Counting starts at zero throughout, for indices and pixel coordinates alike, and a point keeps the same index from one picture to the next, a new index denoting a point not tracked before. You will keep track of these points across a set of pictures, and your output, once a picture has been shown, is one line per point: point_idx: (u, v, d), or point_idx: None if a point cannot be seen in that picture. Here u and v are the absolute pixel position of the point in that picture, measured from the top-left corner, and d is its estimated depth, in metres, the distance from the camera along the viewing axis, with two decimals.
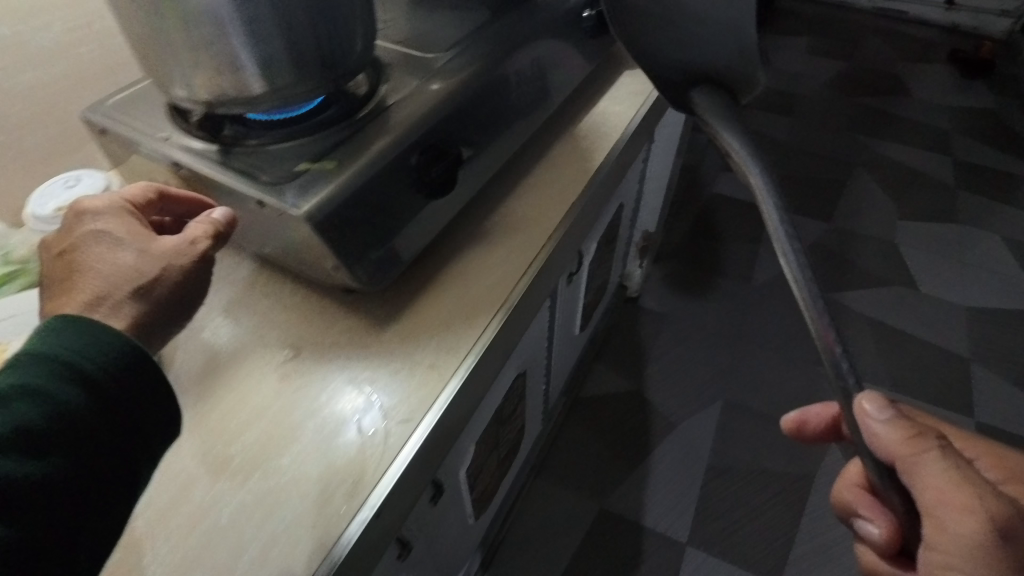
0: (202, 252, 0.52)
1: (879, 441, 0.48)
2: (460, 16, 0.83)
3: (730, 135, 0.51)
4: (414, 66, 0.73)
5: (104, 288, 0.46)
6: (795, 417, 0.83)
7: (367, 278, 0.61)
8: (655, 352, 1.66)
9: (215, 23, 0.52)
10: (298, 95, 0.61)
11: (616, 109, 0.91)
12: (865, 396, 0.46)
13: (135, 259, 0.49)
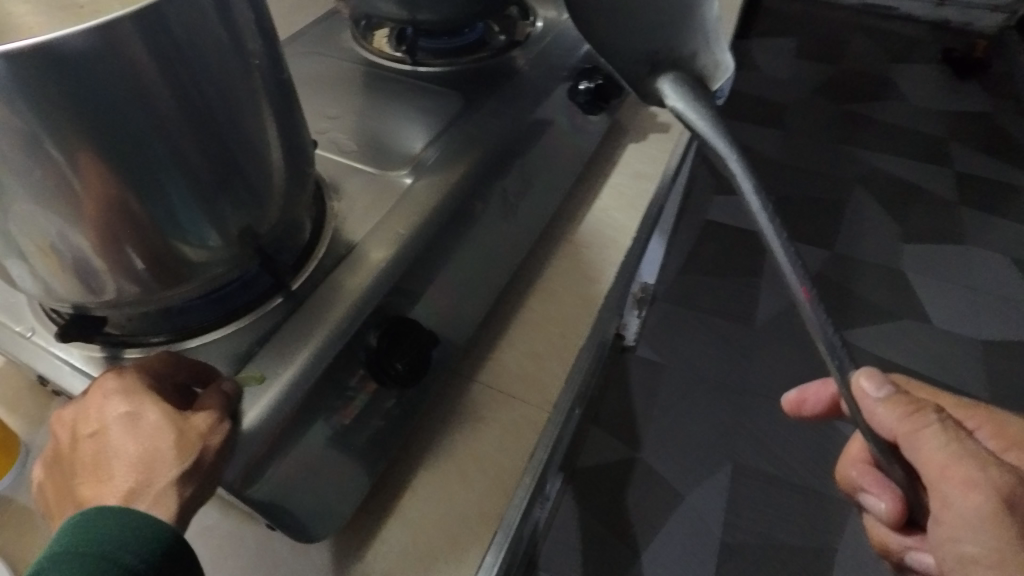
0: (222, 444, 0.38)
1: (878, 422, 0.43)
2: (423, 108, 0.66)
3: (688, 101, 0.46)
4: (370, 193, 0.57)
5: (144, 470, 0.37)
6: (793, 396, 0.65)
7: (311, 525, 0.47)
8: (655, 411, 1.52)
9: (65, 212, 0.35)
10: (212, 271, 0.44)
11: (623, 201, 0.75)
12: (859, 373, 0.42)
13: (169, 450, 0.37)
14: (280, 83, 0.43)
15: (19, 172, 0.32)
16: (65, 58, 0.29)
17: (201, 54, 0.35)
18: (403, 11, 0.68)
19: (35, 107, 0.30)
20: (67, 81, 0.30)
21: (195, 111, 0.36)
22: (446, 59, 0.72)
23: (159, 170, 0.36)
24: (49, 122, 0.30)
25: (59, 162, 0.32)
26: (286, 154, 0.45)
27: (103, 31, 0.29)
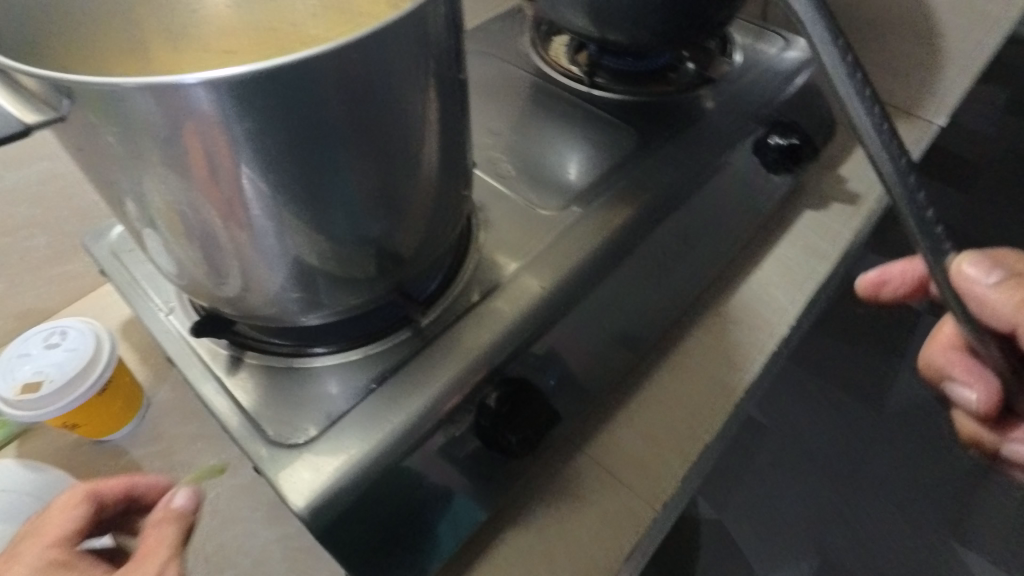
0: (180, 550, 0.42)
1: (990, 310, 0.39)
2: (592, 141, 0.61)
3: None
4: (518, 231, 0.53)
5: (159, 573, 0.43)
6: (870, 276, 0.53)
7: None
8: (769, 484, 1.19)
9: (230, 232, 0.33)
10: (346, 302, 0.42)
11: (787, 278, 0.67)
12: (962, 257, 0.38)
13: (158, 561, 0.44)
14: (465, 114, 0.40)
15: (199, 191, 0.30)
16: (276, 86, 0.27)
17: (405, 88, 0.32)
18: (594, 30, 0.63)
19: (235, 133, 0.28)
20: (271, 110, 0.28)
21: (382, 144, 0.33)
22: (627, 87, 0.66)
23: (332, 199, 0.33)
24: (245, 149, 0.29)
25: (242, 186, 0.30)
26: (444, 182, 0.41)
27: (318, 62, 0.27)
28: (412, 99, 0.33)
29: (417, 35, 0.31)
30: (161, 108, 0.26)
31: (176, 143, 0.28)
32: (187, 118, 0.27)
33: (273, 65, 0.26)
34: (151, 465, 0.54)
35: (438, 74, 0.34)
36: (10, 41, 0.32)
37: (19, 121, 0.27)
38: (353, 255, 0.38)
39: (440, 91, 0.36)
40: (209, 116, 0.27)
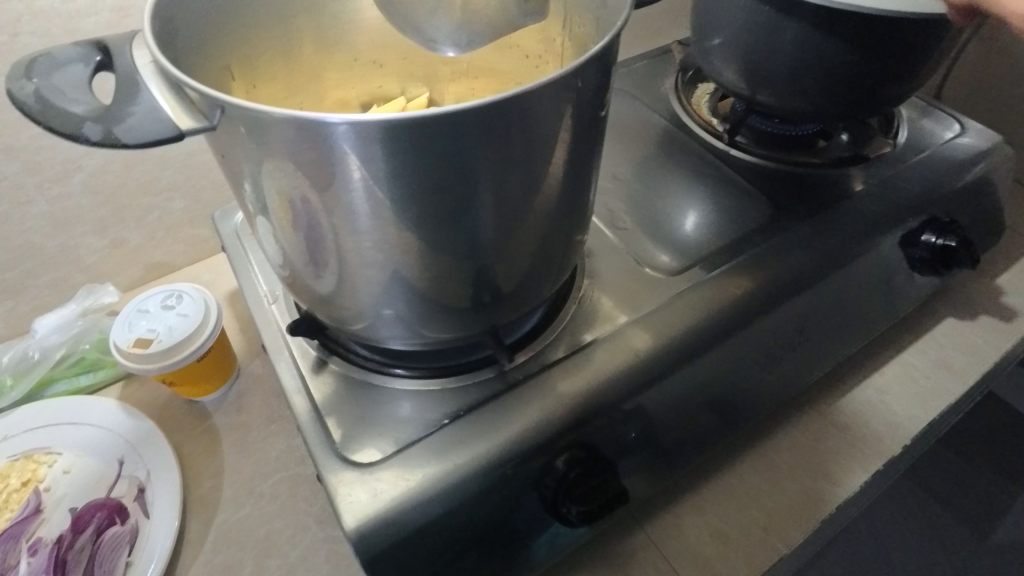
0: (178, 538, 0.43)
1: None
2: (718, 206, 0.57)
3: None
4: (619, 288, 0.51)
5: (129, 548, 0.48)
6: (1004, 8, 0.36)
7: None
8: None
9: (346, 248, 0.34)
10: (434, 332, 0.42)
11: (909, 390, 0.60)
12: None
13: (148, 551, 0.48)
14: (591, 169, 0.39)
15: (326, 208, 0.31)
16: (420, 131, 0.27)
17: (538, 142, 0.31)
18: (744, 88, 0.59)
19: (371, 167, 0.28)
20: (410, 152, 0.28)
21: (505, 193, 0.33)
22: (768, 152, 0.62)
23: (445, 235, 0.34)
24: (376, 181, 0.29)
25: (366, 210, 0.31)
26: (555, 231, 0.40)
27: (464, 115, 0.27)
28: (543, 156, 0.33)
29: (560, 95, 0.30)
30: (310, 135, 0.27)
31: (316, 165, 0.29)
32: (331, 146, 0.27)
33: (421, 113, 0.26)
34: (230, 434, 0.56)
35: (571, 131, 0.33)
36: (187, 42, 0.35)
37: (173, 124, 0.27)
38: (453, 288, 0.38)
39: (570, 147, 0.35)
40: (351, 149, 0.27)
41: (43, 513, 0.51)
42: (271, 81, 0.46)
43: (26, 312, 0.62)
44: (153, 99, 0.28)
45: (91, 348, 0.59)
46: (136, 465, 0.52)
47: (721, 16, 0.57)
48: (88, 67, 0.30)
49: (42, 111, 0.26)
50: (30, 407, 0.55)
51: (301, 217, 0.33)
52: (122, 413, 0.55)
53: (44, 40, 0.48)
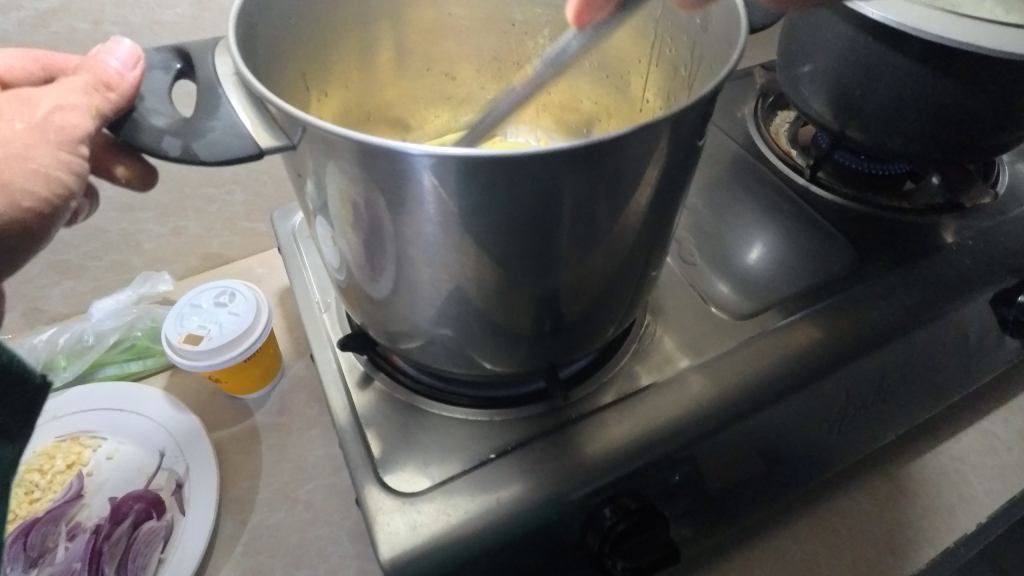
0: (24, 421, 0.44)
1: None
2: (795, 247, 0.54)
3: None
4: (683, 327, 0.48)
5: (158, 546, 0.48)
6: None
7: None
8: None
9: (410, 271, 0.33)
10: (491, 361, 0.40)
11: (989, 463, 0.55)
12: None
13: (176, 553, 0.47)
14: (675, 208, 0.36)
15: (397, 232, 0.30)
16: (506, 166, 0.25)
17: (629, 181, 0.29)
18: (833, 121, 0.55)
19: (451, 196, 0.27)
20: (494, 186, 0.26)
21: (585, 231, 0.31)
22: (852, 193, 0.58)
23: (515, 266, 0.32)
24: (453, 210, 0.28)
25: (436, 237, 0.30)
26: (630, 268, 0.37)
27: (554, 154, 0.25)
28: (629, 197, 0.30)
29: (661, 134, 0.27)
30: (390, 162, 0.26)
31: (393, 190, 0.27)
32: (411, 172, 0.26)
33: (511, 149, 0.24)
34: (270, 435, 0.56)
35: (664, 170, 0.31)
36: (265, 45, 0.33)
37: (253, 141, 0.27)
38: (515, 318, 0.37)
39: (659, 187, 0.32)
40: (432, 179, 0.26)
41: (84, 497, 0.51)
42: (344, 86, 0.45)
43: (85, 292, 0.63)
44: (233, 113, 0.27)
45: (144, 334, 0.59)
46: (177, 458, 0.52)
47: (816, 43, 0.53)
48: (168, 74, 0.29)
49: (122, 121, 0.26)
50: (81, 388, 0.56)
51: (369, 238, 0.32)
52: (167, 404, 0.55)
53: (124, 30, 0.48)
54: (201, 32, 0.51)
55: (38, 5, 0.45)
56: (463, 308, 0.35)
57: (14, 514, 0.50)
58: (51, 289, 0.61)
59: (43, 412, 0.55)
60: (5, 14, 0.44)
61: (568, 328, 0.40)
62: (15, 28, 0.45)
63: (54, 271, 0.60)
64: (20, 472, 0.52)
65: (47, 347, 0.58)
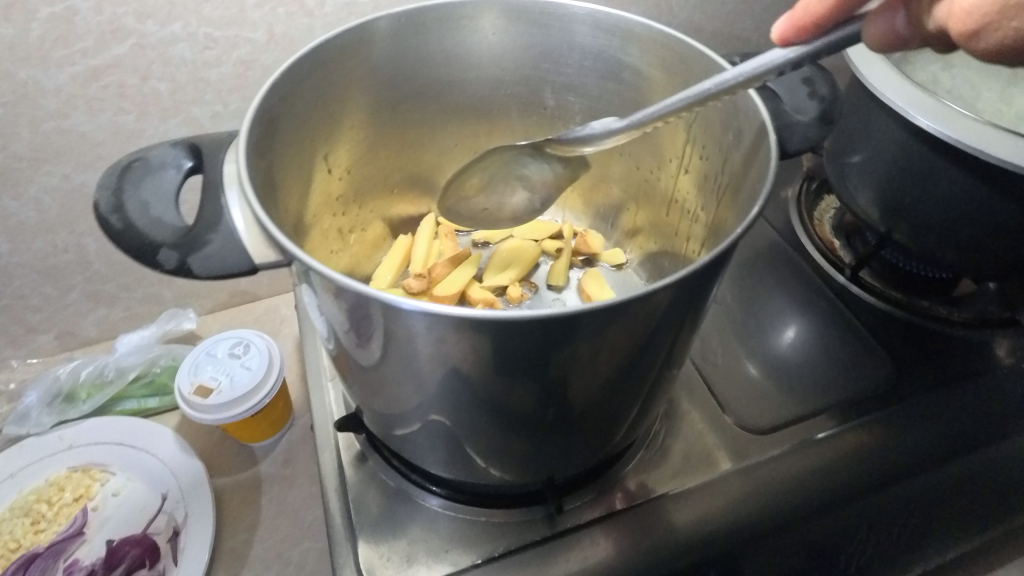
0: None
1: None
2: (826, 353, 0.51)
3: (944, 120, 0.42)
4: (694, 433, 0.46)
5: None
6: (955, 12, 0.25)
7: None
8: None
9: (406, 378, 0.33)
10: (485, 463, 0.39)
11: None
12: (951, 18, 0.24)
13: None
14: (688, 336, 0.35)
15: (391, 348, 0.30)
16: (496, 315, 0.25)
17: (628, 326, 0.28)
18: (880, 222, 0.52)
19: (441, 332, 0.27)
20: (484, 328, 0.26)
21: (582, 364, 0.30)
22: (900, 296, 0.54)
23: (510, 385, 0.31)
24: (445, 342, 0.27)
25: (430, 357, 0.29)
26: (634, 389, 0.36)
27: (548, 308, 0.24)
28: (634, 330, 0.29)
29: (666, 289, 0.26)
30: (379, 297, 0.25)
31: (386, 319, 0.27)
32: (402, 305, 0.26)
33: (503, 306, 0.24)
34: (272, 487, 0.56)
35: (672, 312, 0.29)
36: (287, 135, 0.35)
37: (250, 256, 0.26)
38: (512, 426, 0.36)
39: (667, 324, 0.31)
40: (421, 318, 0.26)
41: (87, 533, 0.52)
42: (368, 161, 0.44)
43: (116, 320, 0.65)
44: (233, 224, 0.27)
45: (164, 371, 0.60)
46: (179, 504, 0.53)
47: (867, 137, 0.50)
48: (179, 175, 0.29)
49: (122, 232, 0.26)
50: (99, 420, 0.57)
51: (363, 346, 0.32)
52: (177, 447, 0.56)
53: (171, 85, 0.49)
54: (244, 88, 0.52)
55: (90, 61, 0.46)
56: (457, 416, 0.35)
57: (19, 543, 0.51)
58: (84, 316, 0.63)
59: (60, 441, 0.56)
60: (60, 68, 0.46)
61: (569, 440, 0.38)
62: (68, 81, 0.46)
63: (89, 300, 0.62)
64: (30, 502, 0.53)
65: (70, 379, 0.60)
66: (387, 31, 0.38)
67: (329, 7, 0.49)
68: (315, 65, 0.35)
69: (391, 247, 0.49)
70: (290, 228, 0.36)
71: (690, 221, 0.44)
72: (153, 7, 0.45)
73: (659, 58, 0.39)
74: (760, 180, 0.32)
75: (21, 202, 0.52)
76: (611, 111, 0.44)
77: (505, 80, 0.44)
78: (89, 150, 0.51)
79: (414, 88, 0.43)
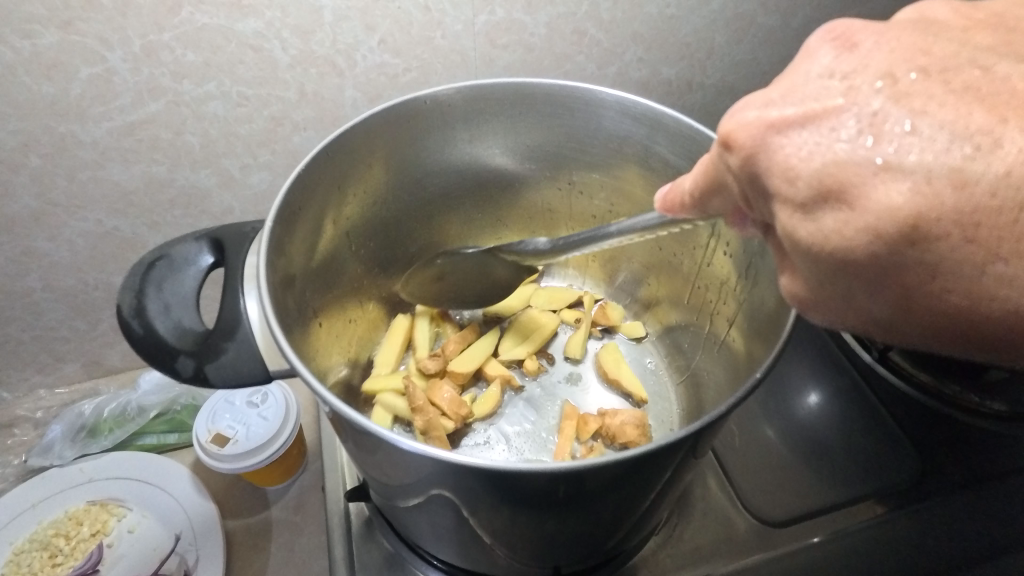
0: None
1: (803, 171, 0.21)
2: (847, 438, 0.49)
3: None
4: (701, 524, 0.46)
5: None
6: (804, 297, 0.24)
7: None
8: None
9: (413, 476, 0.34)
10: (487, 552, 0.40)
11: None
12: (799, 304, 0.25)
13: None
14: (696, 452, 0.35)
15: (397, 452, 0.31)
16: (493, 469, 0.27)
17: (625, 466, 0.29)
18: None
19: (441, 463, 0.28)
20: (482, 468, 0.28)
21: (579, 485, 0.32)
22: (929, 380, 0.51)
23: (512, 493, 0.32)
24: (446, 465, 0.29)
25: (432, 468, 0.31)
26: (638, 497, 0.37)
27: (554, 467, 0.27)
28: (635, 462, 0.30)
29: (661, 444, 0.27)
30: (385, 437, 0.27)
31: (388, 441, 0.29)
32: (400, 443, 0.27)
33: (502, 467, 0.26)
34: (281, 533, 0.56)
35: (672, 453, 0.31)
36: (308, 220, 0.35)
37: (263, 366, 0.27)
38: (519, 522, 0.36)
39: (666, 457, 0.32)
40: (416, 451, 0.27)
41: (101, 571, 0.53)
42: (389, 232, 0.45)
43: (141, 351, 0.66)
44: (250, 333, 0.28)
45: (185, 408, 0.61)
46: (190, 546, 0.53)
47: None
48: (201, 274, 0.29)
49: (142, 338, 0.27)
50: (119, 455, 0.58)
51: (373, 448, 0.33)
52: (192, 487, 0.56)
53: (203, 139, 0.51)
54: (273, 142, 0.52)
55: (127, 117, 0.48)
56: (462, 510, 0.37)
57: None
58: (111, 347, 0.64)
59: (80, 474, 0.57)
60: (97, 123, 0.47)
61: (573, 538, 0.38)
62: (104, 134, 0.48)
63: (116, 333, 0.63)
64: (49, 536, 0.54)
65: (94, 413, 0.61)
66: (410, 117, 0.38)
67: (360, 67, 0.49)
68: (339, 149, 0.36)
69: (392, 327, 0.47)
70: (306, 308, 0.36)
71: (713, 306, 0.44)
72: (189, 68, 0.46)
73: (687, 148, 0.38)
74: (788, 309, 0.33)
75: (55, 243, 0.54)
76: (636, 191, 0.44)
77: (528, 158, 0.44)
78: (122, 197, 0.52)
79: (437, 166, 0.43)
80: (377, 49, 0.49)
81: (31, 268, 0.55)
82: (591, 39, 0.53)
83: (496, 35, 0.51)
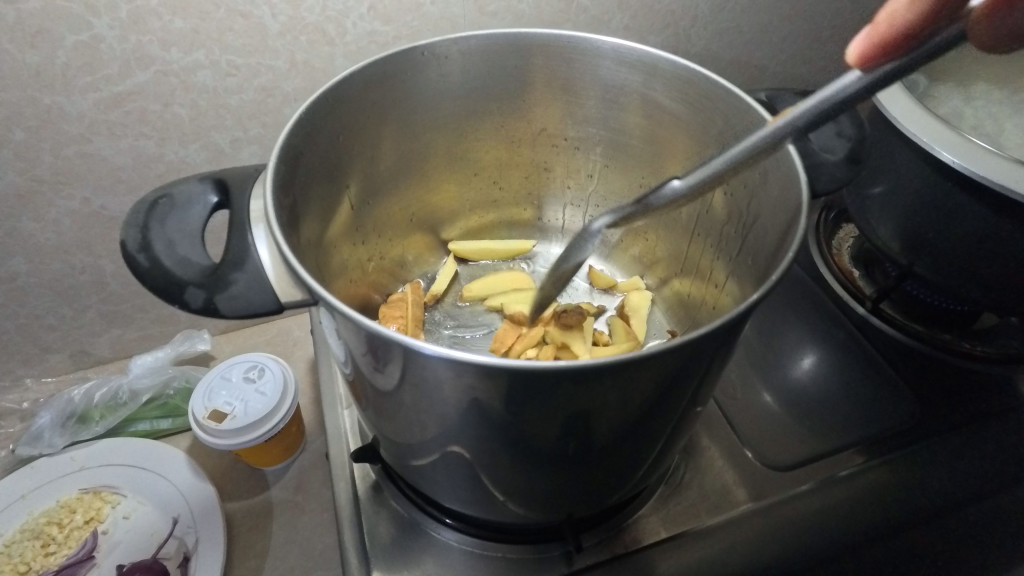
0: None
1: None
2: (846, 388, 0.50)
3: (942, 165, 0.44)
4: (709, 473, 0.47)
5: None
6: None
7: None
8: None
9: (425, 424, 0.33)
10: (501, 506, 0.40)
11: None
12: None
13: None
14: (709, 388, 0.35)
15: (408, 392, 0.31)
16: (518, 376, 0.26)
17: (644, 386, 0.29)
18: (900, 255, 0.50)
19: (456, 381, 0.27)
20: (501, 385, 0.27)
21: (595, 419, 0.31)
22: (920, 329, 0.53)
23: (526, 434, 0.32)
24: (464, 389, 0.28)
25: (451, 406, 0.30)
26: (656, 440, 0.36)
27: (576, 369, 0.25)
28: (654, 385, 0.29)
29: (682, 354, 0.26)
30: (399, 351, 0.26)
31: (403, 365, 0.28)
32: (422, 355, 0.26)
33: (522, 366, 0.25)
34: (282, 513, 0.55)
35: (690, 375, 0.30)
36: (311, 166, 0.35)
37: (275, 295, 0.27)
38: (534, 471, 0.36)
39: (686, 387, 0.31)
40: (434, 368, 0.26)
41: (96, 557, 0.51)
42: (388, 190, 0.45)
43: (130, 340, 0.65)
44: (259, 264, 0.27)
45: (179, 392, 0.60)
46: (189, 529, 0.51)
47: (888, 169, 0.48)
48: (206, 211, 0.30)
49: (147, 269, 0.27)
50: (112, 441, 0.56)
51: (383, 393, 0.33)
52: (189, 470, 0.55)
53: (192, 110, 0.50)
54: (264, 114, 0.52)
55: (114, 88, 0.47)
56: (476, 462, 0.36)
57: (28, 566, 0.51)
58: (100, 335, 0.63)
59: (71, 462, 0.55)
60: (84, 95, 0.46)
61: (588, 486, 0.38)
62: (91, 106, 0.47)
63: (103, 320, 0.62)
64: (41, 524, 0.52)
65: (84, 400, 0.60)
66: (409, 62, 0.39)
67: (350, 35, 0.49)
68: (339, 98, 0.36)
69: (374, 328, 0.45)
70: (312, 256, 0.36)
71: (712, 256, 0.44)
72: (177, 34, 0.46)
73: (681, 91, 0.39)
74: (780, 234, 0.33)
75: (40, 224, 0.52)
76: (628, 141, 0.45)
77: (527, 111, 0.45)
78: (110, 174, 0.52)
79: (434, 118, 0.43)
80: (367, 16, 0.49)
81: (15, 250, 0.53)
82: (579, 6, 0.54)
83: (485, 2, 0.51)
